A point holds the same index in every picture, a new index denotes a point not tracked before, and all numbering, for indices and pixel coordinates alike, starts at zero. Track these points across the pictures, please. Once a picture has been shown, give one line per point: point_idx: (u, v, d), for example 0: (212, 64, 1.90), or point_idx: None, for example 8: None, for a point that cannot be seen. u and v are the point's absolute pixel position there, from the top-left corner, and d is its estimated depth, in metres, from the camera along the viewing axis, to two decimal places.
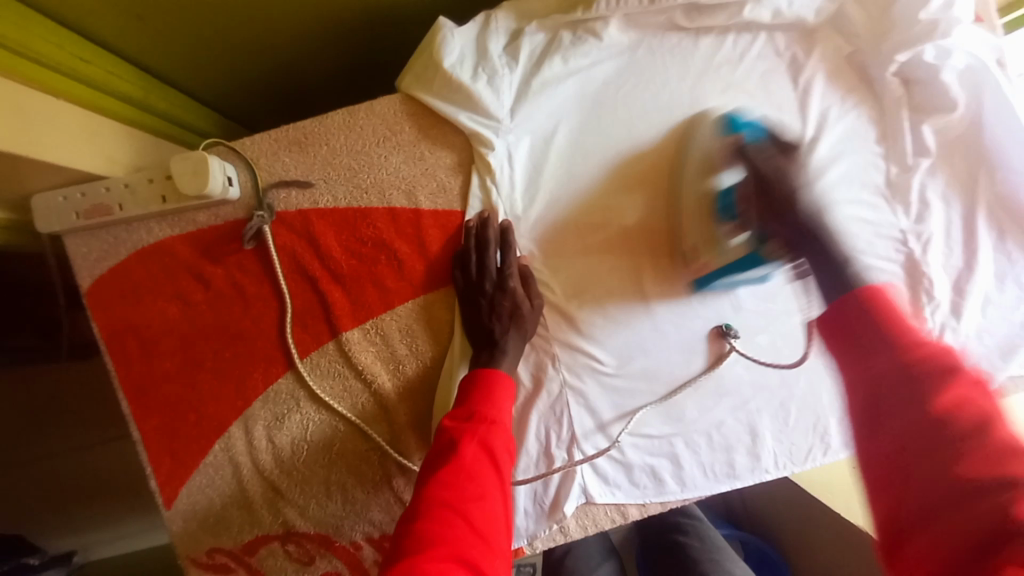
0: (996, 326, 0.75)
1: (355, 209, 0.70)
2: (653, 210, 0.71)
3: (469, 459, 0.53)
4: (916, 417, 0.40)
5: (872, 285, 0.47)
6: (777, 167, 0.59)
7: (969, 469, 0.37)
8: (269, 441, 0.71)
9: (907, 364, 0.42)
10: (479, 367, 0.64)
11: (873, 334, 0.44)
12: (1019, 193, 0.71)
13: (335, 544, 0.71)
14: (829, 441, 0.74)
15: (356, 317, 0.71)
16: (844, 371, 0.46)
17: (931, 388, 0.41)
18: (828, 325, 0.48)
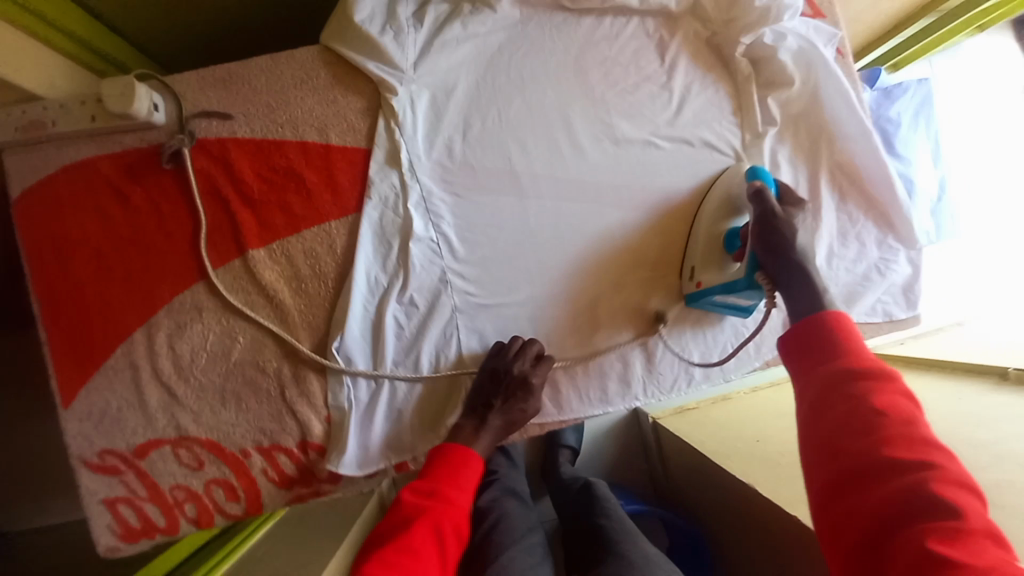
0: (841, 277, 0.85)
1: (270, 141, 0.79)
2: (671, 240, 0.84)
3: (415, 539, 0.72)
4: (854, 405, 0.60)
5: (838, 310, 0.68)
6: (786, 212, 0.73)
7: (884, 444, 0.57)
8: (170, 349, 0.77)
9: (850, 368, 0.63)
10: (450, 442, 0.79)
11: (828, 345, 0.66)
12: (854, 160, 0.84)
13: (225, 449, 0.78)
14: (692, 373, 0.87)
15: (264, 237, 0.78)
16: (809, 368, 0.67)
17: (866, 388, 0.61)
18: (797, 336, 0.69)
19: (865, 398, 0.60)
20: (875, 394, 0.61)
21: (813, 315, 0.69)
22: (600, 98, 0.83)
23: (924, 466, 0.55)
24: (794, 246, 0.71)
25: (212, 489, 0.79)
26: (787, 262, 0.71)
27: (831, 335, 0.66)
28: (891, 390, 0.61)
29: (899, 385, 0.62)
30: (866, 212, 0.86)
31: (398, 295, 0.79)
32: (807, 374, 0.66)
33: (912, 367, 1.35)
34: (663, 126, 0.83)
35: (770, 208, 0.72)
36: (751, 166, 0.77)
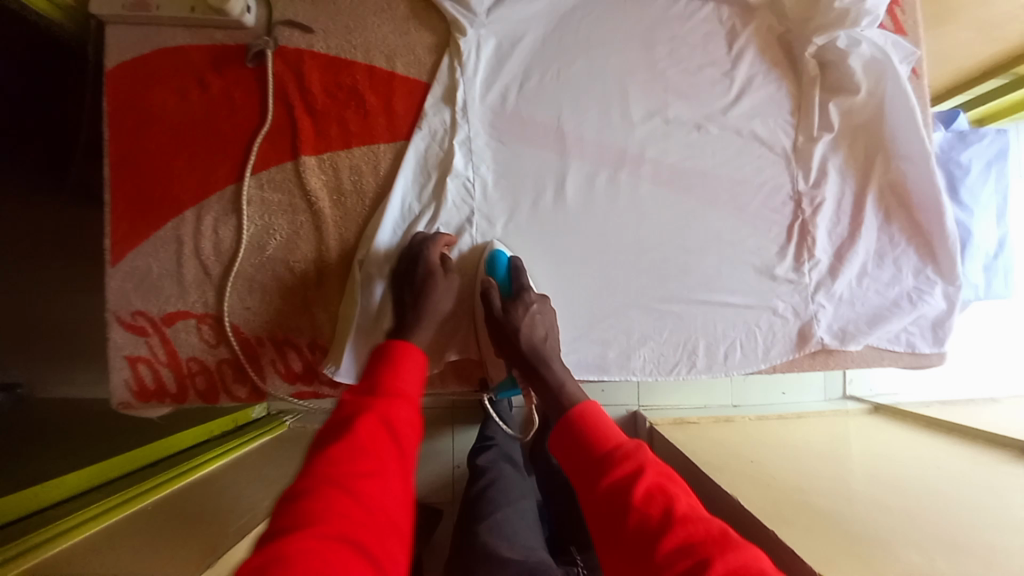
0: (868, 297, 0.83)
1: (341, 59, 0.83)
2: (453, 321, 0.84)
3: (360, 433, 0.58)
4: (619, 515, 0.53)
5: (588, 401, 0.67)
6: (505, 307, 0.77)
7: (659, 541, 0.50)
8: (214, 233, 0.84)
9: (610, 468, 0.58)
10: (395, 341, 0.71)
11: (585, 445, 0.62)
12: (907, 182, 0.82)
13: (241, 333, 0.85)
14: (693, 359, 0.84)
15: (317, 147, 0.84)
16: (580, 487, 0.60)
17: (626, 479, 0.56)
18: (561, 444, 0.65)
19: (626, 493, 0.55)
20: (631, 491, 0.55)
21: (562, 419, 0.66)
22: (659, 75, 0.84)
23: (696, 552, 0.48)
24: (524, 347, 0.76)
25: (223, 369, 0.86)
26: (523, 360, 0.76)
27: (585, 433, 0.63)
28: (644, 477, 0.56)
29: (657, 467, 0.58)
30: (909, 238, 0.83)
31: (426, 226, 0.82)
32: (584, 481, 0.59)
33: (930, 424, 1.29)
34: (715, 113, 0.83)
35: (490, 306, 0.77)
36: (491, 251, 0.81)
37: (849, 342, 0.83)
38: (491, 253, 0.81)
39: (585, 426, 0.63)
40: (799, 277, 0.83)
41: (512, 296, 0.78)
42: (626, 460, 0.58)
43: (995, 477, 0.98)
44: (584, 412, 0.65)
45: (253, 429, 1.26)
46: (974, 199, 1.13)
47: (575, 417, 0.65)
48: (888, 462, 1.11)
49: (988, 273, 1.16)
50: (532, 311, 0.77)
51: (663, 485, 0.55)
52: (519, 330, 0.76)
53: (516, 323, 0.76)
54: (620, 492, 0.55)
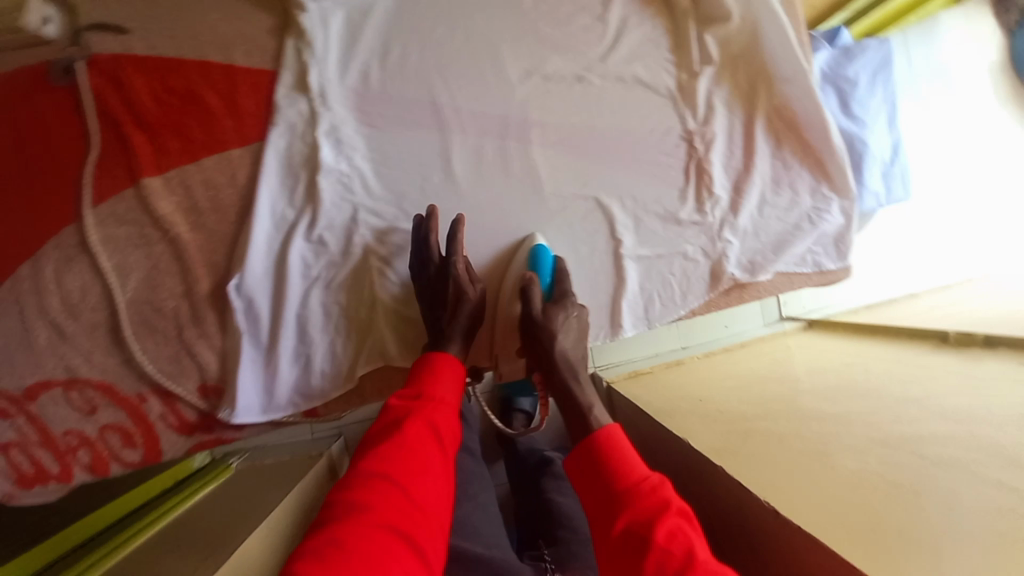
0: (772, 225, 0.83)
1: (167, 58, 0.71)
2: (477, 322, 0.84)
3: (409, 437, 0.68)
4: (632, 553, 0.58)
5: (613, 424, 0.70)
6: (545, 311, 0.75)
7: None
8: (58, 284, 0.71)
9: (634, 503, 0.62)
10: (433, 351, 0.76)
11: (608, 474, 0.65)
12: (791, 104, 0.80)
13: (118, 392, 0.74)
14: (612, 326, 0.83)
15: (160, 165, 0.72)
16: (596, 520, 0.64)
17: (648, 518, 0.59)
18: (583, 466, 0.68)
19: (648, 531, 0.58)
20: (653, 531, 0.58)
21: (586, 439, 0.69)
22: (530, 28, 0.77)
23: None
24: (552, 356, 0.75)
25: (107, 435, 0.75)
26: (541, 362, 0.77)
27: (608, 460, 0.66)
28: (666, 516, 0.59)
29: (680, 507, 0.61)
30: (801, 160, 0.83)
31: (306, 233, 0.74)
32: (603, 515, 0.63)
33: (858, 330, 1.34)
34: (595, 62, 0.78)
35: (529, 306, 0.75)
36: (535, 247, 0.77)
37: (759, 273, 0.83)
38: (535, 248, 0.78)
39: (609, 454, 0.67)
40: (704, 218, 0.81)
41: (553, 302, 0.77)
42: (652, 496, 0.62)
43: (916, 371, 1.03)
44: (610, 436, 0.68)
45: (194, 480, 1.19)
46: (864, 110, 1.16)
47: (602, 439, 0.68)
48: (823, 374, 1.15)
49: (887, 180, 1.19)
50: (570, 318, 0.76)
51: (682, 526, 0.59)
52: (555, 338, 0.74)
53: (553, 329, 0.75)
54: (637, 533, 0.59)
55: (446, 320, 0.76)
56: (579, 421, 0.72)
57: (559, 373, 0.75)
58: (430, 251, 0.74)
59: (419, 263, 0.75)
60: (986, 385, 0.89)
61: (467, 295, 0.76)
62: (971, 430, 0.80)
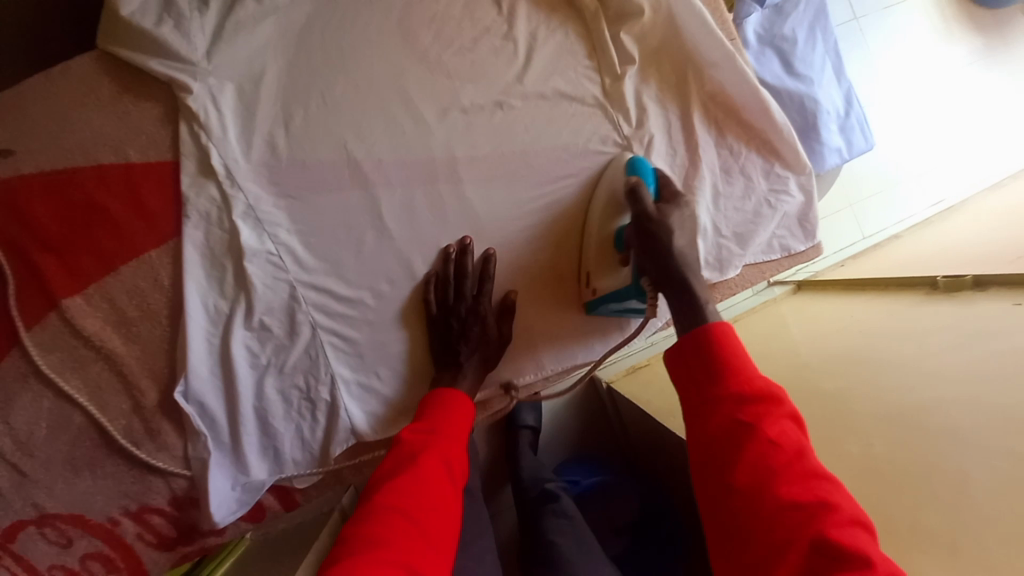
0: (730, 217, 0.79)
1: (60, 172, 0.68)
2: (564, 250, 0.80)
3: (423, 470, 0.68)
4: (738, 442, 0.59)
5: (724, 321, 0.68)
6: (659, 209, 0.71)
7: (783, 484, 0.56)
8: (6, 424, 0.66)
9: (737, 399, 0.62)
10: (442, 387, 0.76)
11: (712, 367, 0.64)
12: (725, 88, 0.76)
13: (89, 522, 0.71)
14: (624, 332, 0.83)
15: (78, 284, 0.68)
16: (693, 403, 0.65)
17: (759, 414, 0.60)
18: (686, 351, 0.67)
19: (756, 424, 0.59)
20: (768, 424, 0.59)
21: (695, 329, 0.67)
22: (435, 61, 0.73)
23: (822, 505, 0.53)
24: (672, 250, 0.69)
25: (89, 564, 0.73)
26: (658, 265, 0.70)
27: (718, 352, 0.65)
28: (778, 414, 0.60)
29: (789, 413, 0.61)
30: (747, 143, 0.79)
31: (245, 322, 0.70)
32: (702, 405, 0.64)
33: (847, 287, 1.31)
34: (511, 83, 0.74)
35: (642, 207, 0.70)
36: (632, 157, 0.74)
37: (726, 269, 0.79)
38: (633, 158, 0.74)
39: (720, 345, 0.65)
40: None
41: (663, 200, 0.72)
42: (766, 391, 0.62)
43: (904, 323, 0.99)
44: (721, 330, 0.66)
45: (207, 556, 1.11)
46: (811, 67, 1.12)
47: (713, 331, 0.66)
48: (813, 342, 1.13)
49: (846, 131, 1.16)
50: (687, 211, 0.72)
51: (789, 426, 0.60)
52: (674, 233, 0.70)
53: (670, 224, 0.70)
54: (746, 423, 0.60)
55: (466, 353, 0.77)
56: (691, 310, 0.69)
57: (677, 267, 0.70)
58: (464, 289, 0.75)
59: (451, 299, 0.75)
60: (974, 330, 0.86)
61: (497, 334, 0.79)
62: (969, 387, 0.77)
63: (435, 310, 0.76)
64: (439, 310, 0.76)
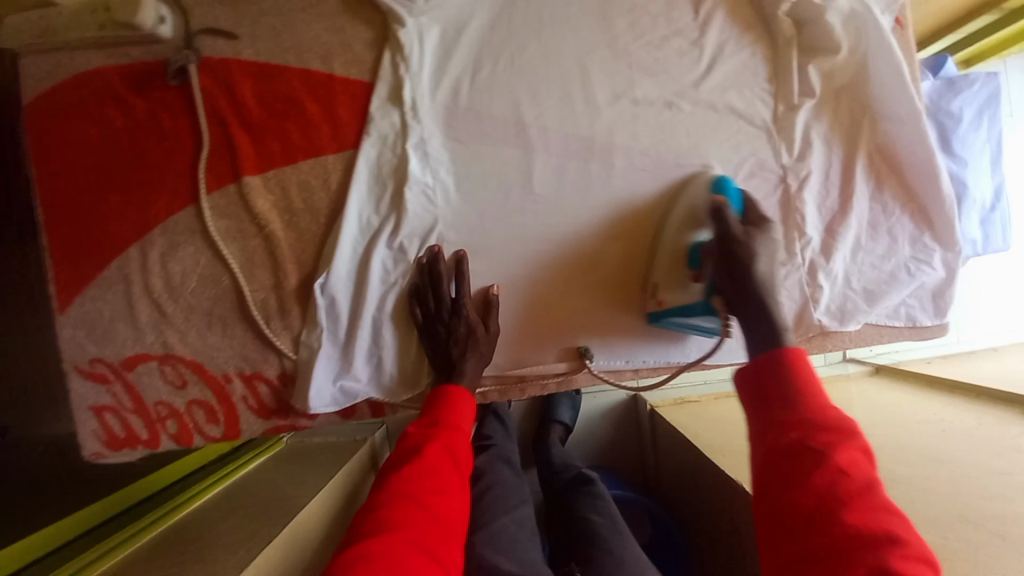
0: (865, 272, 0.78)
1: (271, 66, 0.76)
2: (630, 253, 0.80)
3: (431, 460, 0.75)
4: (810, 467, 0.54)
5: (796, 346, 0.64)
6: (745, 230, 0.68)
7: (847, 513, 0.51)
8: (162, 267, 0.78)
9: (809, 423, 0.57)
10: (444, 384, 0.81)
11: (782, 389, 0.61)
12: (897, 143, 0.76)
13: (206, 372, 0.79)
14: None
15: (260, 166, 0.77)
16: (762, 426, 0.61)
17: (831, 442, 0.55)
18: (756, 374, 0.63)
19: (825, 453, 0.55)
20: (837, 454, 0.54)
21: (767, 353, 0.63)
22: (621, 50, 0.77)
23: (888, 541, 0.48)
24: (751, 274, 0.66)
25: (193, 410, 0.80)
26: (735, 286, 0.67)
27: (791, 376, 0.61)
28: (848, 444, 0.55)
29: (862, 447, 0.56)
30: (903, 205, 0.78)
31: (388, 240, 0.77)
32: (768, 430, 0.60)
33: (933, 384, 1.26)
34: (687, 87, 0.77)
35: (727, 226, 0.68)
36: (718, 176, 0.74)
37: (847, 321, 0.78)
38: (717, 177, 0.74)
39: (793, 367, 0.61)
40: (792, 258, 0.76)
41: (747, 222, 0.70)
42: (837, 421, 0.57)
43: (1000, 437, 0.95)
44: (793, 354, 0.62)
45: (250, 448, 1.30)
46: (968, 149, 1.09)
47: (785, 355, 0.62)
48: (890, 426, 1.10)
49: (986, 226, 1.11)
50: (767, 239, 0.69)
51: (862, 460, 0.55)
52: (756, 257, 0.67)
53: (754, 246, 0.68)
54: (818, 449, 0.55)
55: (457, 354, 0.80)
56: (765, 329, 0.64)
57: (761, 292, 0.66)
58: (444, 293, 0.76)
59: (432, 305, 0.78)
60: None
61: (488, 332, 0.80)
62: None
63: (420, 315, 0.78)
64: (425, 319, 0.79)
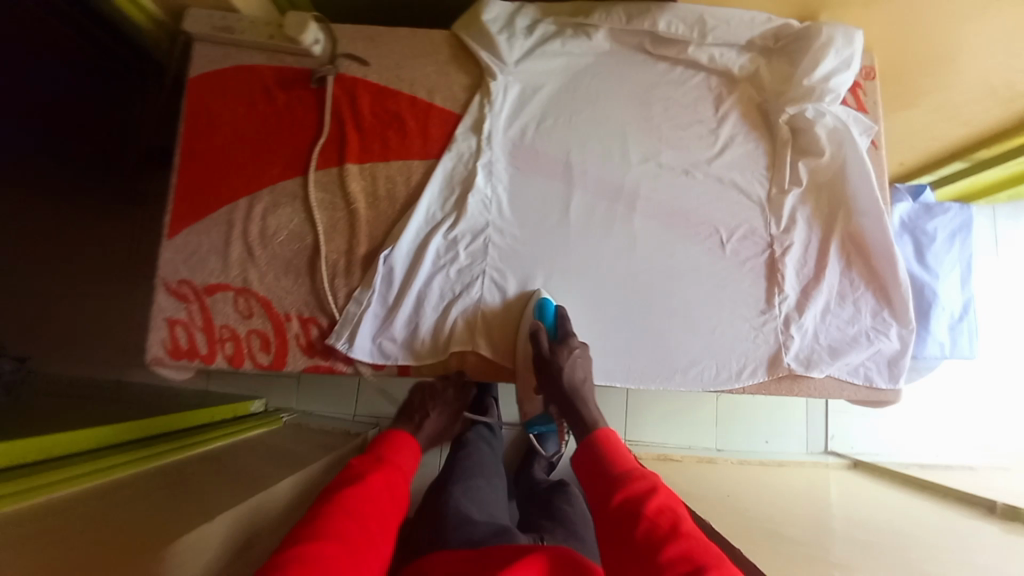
0: (831, 331, 0.93)
1: (388, 89, 0.99)
2: (495, 353, 0.94)
3: (372, 482, 0.80)
4: (626, 522, 0.63)
5: (606, 427, 0.80)
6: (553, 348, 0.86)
7: (661, 551, 0.58)
8: (262, 219, 0.95)
9: (624, 485, 0.68)
10: (388, 432, 0.96)
11: (604, 464, 0.73)
12: (865, 232, 0.93)
13: (272, 310, 0.93)
14: (736, 369, 0.91)
15: (360, 158, 0.98)
16: (593, 501, 0.70)
17: (643, 495, 0.65)
18: (581, 462, 0.76)
19: (639, 505, 0.64)
20: (645, 504, 0.64)
21: (584, 441, 0.79)
22: (655, 127, 0.99)
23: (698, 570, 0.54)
24: (565, 385, 0.85)
25: (251, 337, 0.93)
26: (560, 395, 0.86)
27: (604, 452, 0.75)
28: (654, 494, 0.65)
29: (672, 495, 0.66)
30: (867, 282, 0.94)
31: (445, 231, 0.94)
32: (598, 501, 0.69)
33: (905, 483, 1.33)
34: (703, 162, 0.97)
35: (539, 347, 0.87)
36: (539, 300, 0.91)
37: (813, 368, 0.91)
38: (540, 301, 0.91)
39: (606, 445, 0.76)
40: (770, 309, 0.92)
41: (558, 341, 0.87)
42: (642, 479, 0.68)
43: (958, 526, 1.01)
44: (603, 435, 0.78)
45: (241, 424, 1.35)
46: (939, 264, 1.27)
47: (595, 437, 0.78)
48: (860, 508, 1.15)
49: (953, 332, 1.26)
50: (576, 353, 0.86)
51: (672, 507, 0.64)
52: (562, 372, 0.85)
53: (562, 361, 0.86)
54: (631, 505, 0.65)
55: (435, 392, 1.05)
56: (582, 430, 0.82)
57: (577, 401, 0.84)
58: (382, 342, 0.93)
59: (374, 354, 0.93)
60: None
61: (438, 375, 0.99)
62: None
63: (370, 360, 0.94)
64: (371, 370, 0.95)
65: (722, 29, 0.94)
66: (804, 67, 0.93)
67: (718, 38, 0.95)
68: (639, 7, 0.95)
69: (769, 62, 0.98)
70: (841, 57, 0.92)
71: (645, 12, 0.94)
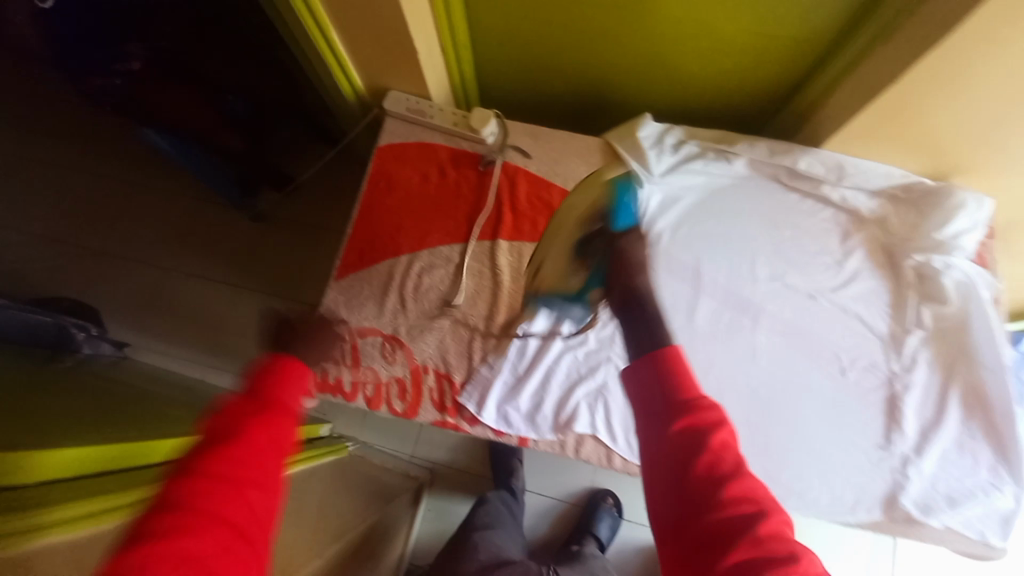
0: (948, 479, 0.93)
1: (544, 181, 1.13)
2: (560, 227, 0.85)
3: None
4: (690, 455, 0.56)
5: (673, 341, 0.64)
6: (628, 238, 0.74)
7: (723, 492, 0.53)
8: (417, 276, 1.07)
9: (687, 413, 0.58)
10: None
11: (662, 380, 0.61)
12: (988, 386, 0.96)
13: (414, 359, 1.02)
14: (850, 498, 0.93)
15: (511, 237, 1.09)
16: (645, 416, 0.61)
17: (706, 426, 0.57)
18: (638, 375, 0.63)
19: (701, 437, 0.56)
20: (710, 438, 0.56)
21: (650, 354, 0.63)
22: (785, 249, 1.06)
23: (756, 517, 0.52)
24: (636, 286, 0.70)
25: (391, 383, 1.02)
26: (625, 295, 0.70)
27: (669, 368, 0.61)
28: (718, 425, 0.57)
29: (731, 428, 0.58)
30: (986, 436, 0.95)
31: None
32: (652, 421, 0.60)
33: None
34: (828, 290, 1.04)
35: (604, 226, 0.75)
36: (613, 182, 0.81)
37: (930, 514, 0.91)
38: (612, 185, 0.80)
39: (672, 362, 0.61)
40: (888, 445, 0.94)
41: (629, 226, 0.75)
42: (706, 406, 0.59)
43: None
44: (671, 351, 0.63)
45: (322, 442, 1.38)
46: None
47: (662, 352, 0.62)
48: None
49: None
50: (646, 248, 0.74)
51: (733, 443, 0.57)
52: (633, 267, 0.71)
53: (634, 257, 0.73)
54: (694, 434, 0.57)
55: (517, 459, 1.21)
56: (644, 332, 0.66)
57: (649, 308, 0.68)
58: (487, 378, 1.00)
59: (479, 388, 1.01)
60: None
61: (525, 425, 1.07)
62: None
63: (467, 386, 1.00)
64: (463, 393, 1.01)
65: (858, 177, 1.04)
66: (934, 222, 1.01)
67: (854, 182, 1.05)
68: (783, 147, 1.06)
69: (899, 209, 1.05)
70: (970, 218, 1.00)
71: (789, 151, 1.06)
